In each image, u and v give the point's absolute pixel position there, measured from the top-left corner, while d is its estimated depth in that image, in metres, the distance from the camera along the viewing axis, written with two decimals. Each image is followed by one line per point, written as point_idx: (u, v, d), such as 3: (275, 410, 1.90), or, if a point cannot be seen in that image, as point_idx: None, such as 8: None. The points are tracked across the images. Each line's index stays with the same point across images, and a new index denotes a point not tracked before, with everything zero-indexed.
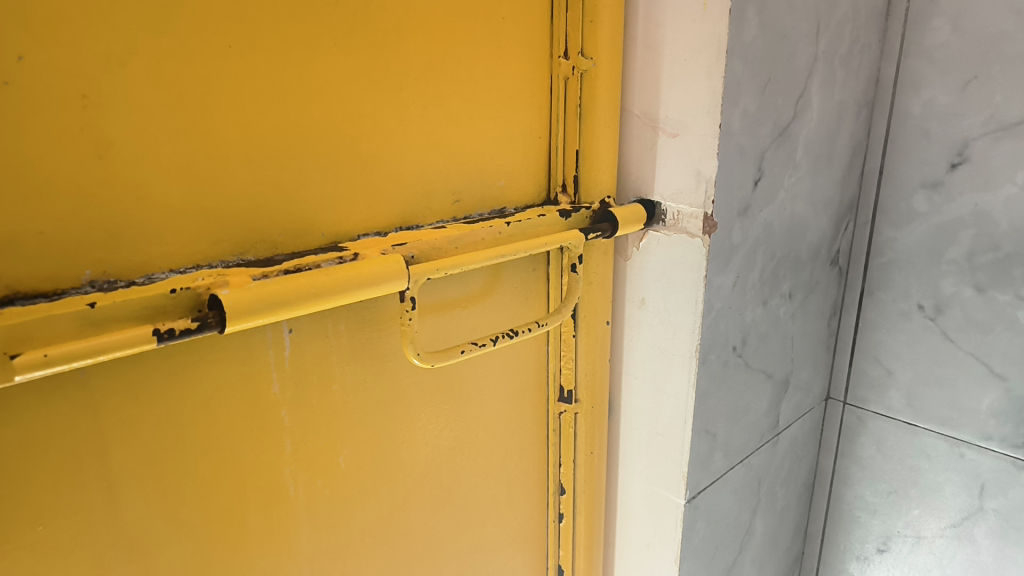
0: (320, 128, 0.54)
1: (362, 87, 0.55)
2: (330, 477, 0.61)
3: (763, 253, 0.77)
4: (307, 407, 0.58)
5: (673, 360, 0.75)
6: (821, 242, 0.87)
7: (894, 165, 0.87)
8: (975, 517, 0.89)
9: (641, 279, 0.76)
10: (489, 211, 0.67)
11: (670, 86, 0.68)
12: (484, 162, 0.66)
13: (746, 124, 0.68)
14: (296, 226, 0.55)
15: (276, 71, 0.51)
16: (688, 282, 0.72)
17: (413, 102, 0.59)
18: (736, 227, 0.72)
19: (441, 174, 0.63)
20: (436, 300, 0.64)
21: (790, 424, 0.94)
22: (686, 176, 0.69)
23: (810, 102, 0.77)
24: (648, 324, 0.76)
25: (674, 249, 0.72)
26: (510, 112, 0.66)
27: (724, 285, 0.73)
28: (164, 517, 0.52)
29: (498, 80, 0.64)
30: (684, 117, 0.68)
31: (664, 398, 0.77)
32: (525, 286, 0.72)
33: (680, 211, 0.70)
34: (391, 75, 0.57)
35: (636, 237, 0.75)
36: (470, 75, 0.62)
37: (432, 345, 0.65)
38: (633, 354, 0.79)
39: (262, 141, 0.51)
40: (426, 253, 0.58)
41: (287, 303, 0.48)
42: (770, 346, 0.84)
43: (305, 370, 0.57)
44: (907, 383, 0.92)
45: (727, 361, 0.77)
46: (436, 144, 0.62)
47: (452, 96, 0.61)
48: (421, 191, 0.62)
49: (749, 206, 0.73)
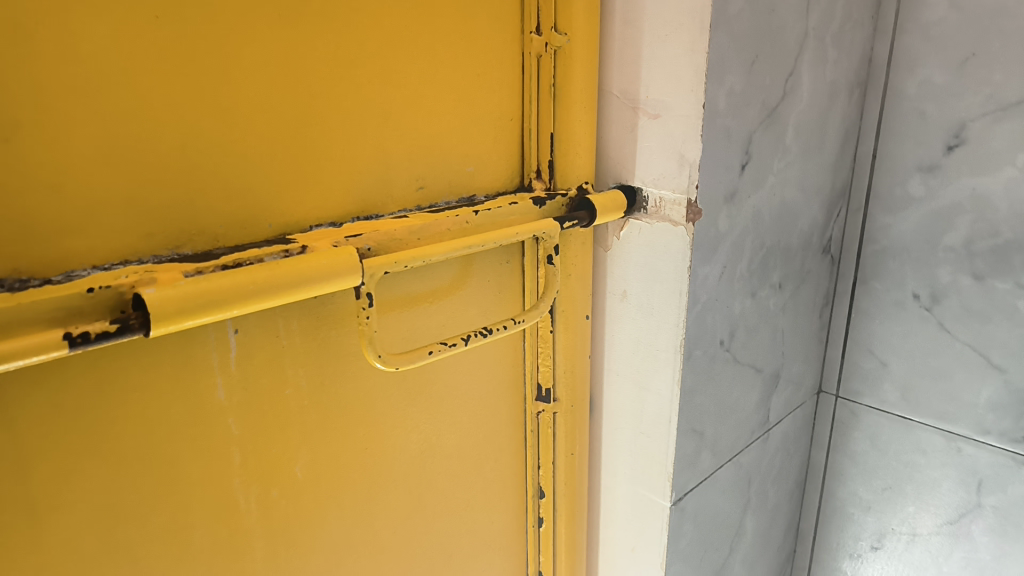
0: (262, 108, 0.49)
1: (310, 64, 0.51)
2: (285, 487, 0.56)
3: (751, 242, 0.73)
4: (257, 414, 0.53)
5: (656, 356, 0.70)
6: (813, 230, 0.83)
7: (887, 149, 0.83)
8: (973, 514, 0.85)
9: (622, 270, 0.71)
10: (457, 200, 0.62)
11: (650, 63, 0.64)
12: (450, 147, 0.61)
13: (732, 103, 0.64)
14: (238, 216, 0.50)
15: (211, 45, 0.46)
16: (671, 273, 0.67)
17: (369, 81, 0.54)
18: (722, 215, 0.67)
19: (402, 160, 0.58)
20: (400, 296, 0.59)
21: (781, 421, 0.90)
22: (669, 160, 0.65)
23: (800, 82, 0.72)
24: (630, 318, 0.72)
25: (656, 238, 0.68)
26: (478, 92, 0.61)
27: (710, 277, 0.68)
28: (95, 537, 0.47)
29: (464, 58, 0.60)
30: (665, 97, 0.63)
31: (648, 397, 0.72)
32: (498, 279, 0.67)
33: (662, 197, 0.66)
34: (343, 51, 0.52)
35: (616, 226, 0.71)
36: (433, 52, 0.57)
37: (395, 345, 0.60)
38: (614, 350, 0.74)
39: (198, 123, 0.46)
40: (384, 245, 0.53)
41: (223, 303, 0.43)
42: (759, 339, 0.80)
43: (254, 373, 0.53)
44: (902, 376, 0.88)
45: (715, 356, 0.73)
46: (396, 127, 0.57)
47: (412, 74, 0.57)
48: (380, 177, 0.57)
49: (735, 191, 0.68)
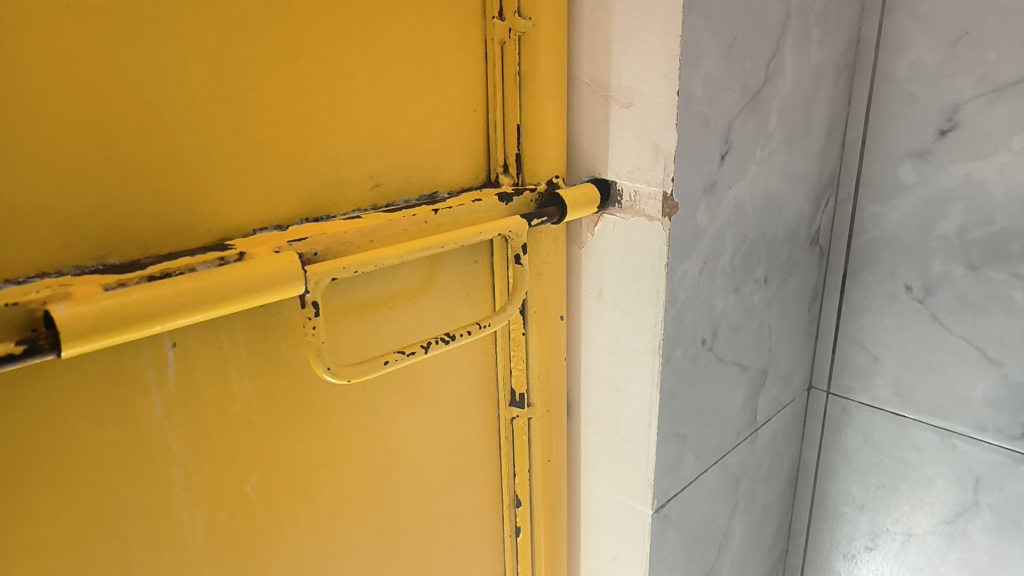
0: (194, 104, 0.46)
1: (245, 54, 0.47)
2: (236, 507, 0.53)
3: (732, 236, 0.69)
4: (200, 432, 0.50)
5: (634, 358, 0.67)
6: (799, 220, 0.79)
7: (877, 135, 0.80)
8: (969, 513, 0.82)
9: (598, 268, 0.68)
10: (418, 197, 0.58)
11: (621, 48, 0.60)
12: (409, 142, 0.57)
13: (709, 90, 0.60)
14: (171, 221, 0.46)
15: (130, 36, 0.42)
16: (648, 271, 0.64)
17: (315, 73, 0.50)
18: (700, 208, 0.64)
19: (355, 156, 0.54)
20: (356, 304, 0.55)
21: (769, 419, 0.87)
22: (643, 151, 0.61)
23: (783, 65, 0.69)
24: (607, 318, 0.68)
25: (632, 234, 0.64)
26: (437, 81, 0.58)
27: (689, 274, 0.65)
28: (22, 569, 0.44)
29: (420, 46, 0.56)
30: (637, 83, 0.59)
31: (627, 400, 0.69)
32: (466, 280, 0.64)
33: (637, 191, 0.62)
34: (283, 41, 0.49)
35: (590, 222, 0.67)
36: (385, 39, 0.54)
37: (353, 354, 0.56)
38: (591, 352, 0.71)
39: (120, 121, 0.43)
40: (332, 249, 0.49)
41: (146, 318, 0.40)
42: (744, 337, 0.76)
43: (197, 389, 0.49)
44: (895, 371, 0.85)
45: (696, 356, 0.69)
46: (347, 121, 0.53)
47: (363, 63, 0.53)
48: (331, 176, 0.53)
49: (715, 183, 0.64)
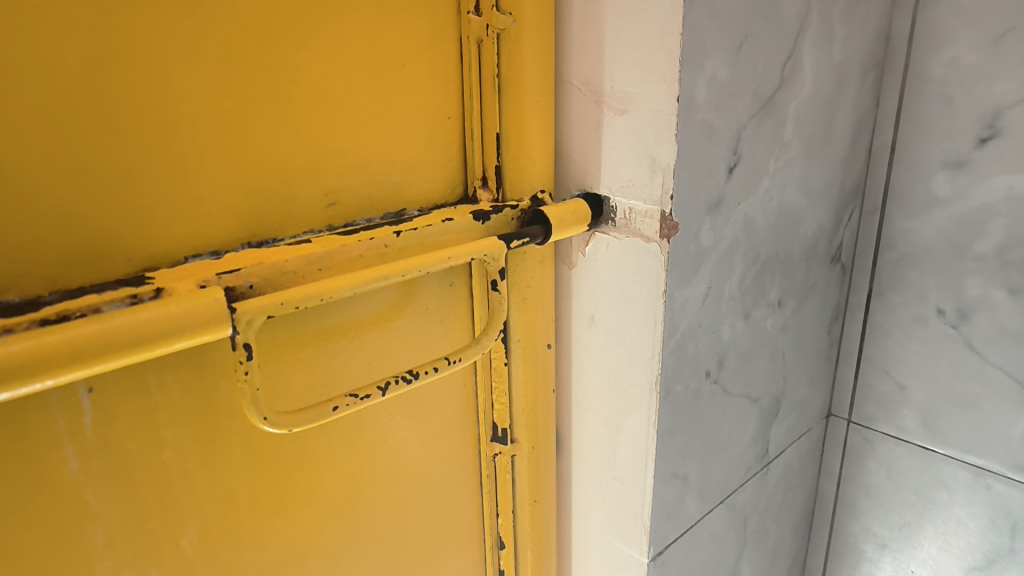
0: (108, 115, 0.39)
1: (169, 57, 0.41)
2: (169, 566, 0.47)
3: (742, 258, 0.62)
4: (124, 486, 0.44)
5: (629, 393, 0.60)
6: (819, 236, 0.72)
7: (907, 142, 0.72)
8: (1004, 562, 0.74)
9: (589, 292, 0.61)
10: (382, 216, 0.52)
11: (615, 48, 0.53)
12: (370, 154, 0.50)
13: (715, 95, 0.53)
14: (83, 251, 0.40)
15: (21, 38, 0.36)
16: (644, 297, 0.57)
17: (255, 78, 0.44)
18: (705, 228, 0.57)
19: (306, 172, 0.48)
20: (307, 340, 0.49)
21: (783, 451, 0.79)
22: (639, 165, 0.54)
23: (802, 65, 0.61)
24: (599, 347, 0.62)
25: (626, 256, 0.57)
26: (404, 86, 0.51)
27: (691, 302, 0.58)
28: None
29: (383, 46, 0.49)
30: (632, 88, 0.52)
31: (621, 438, 0.62)
32: (440, 306, 0.57)
33: (632, 208, 0.55)
34: (216, 41, 0.42)
35: (581, 241, 0.60)
36: (340, 39, 0.47)
37: (306, 394, 0.50)
38: (582, 382, 0.64)
39: (13, 136, 0.37)
40: (272, 281, 0.43)
41: (30, 373, 0.34)
42: (755, 366, 0.69)
43: (119, 439, 0.43)
44: (923, 402, 0.77)
45: (699, 390, 0.62)
46: (295, 132, 0.47)
47: (314, 66, 0.46)
48: (277, 195, 0.47)
49: (721, 199, 0.57)
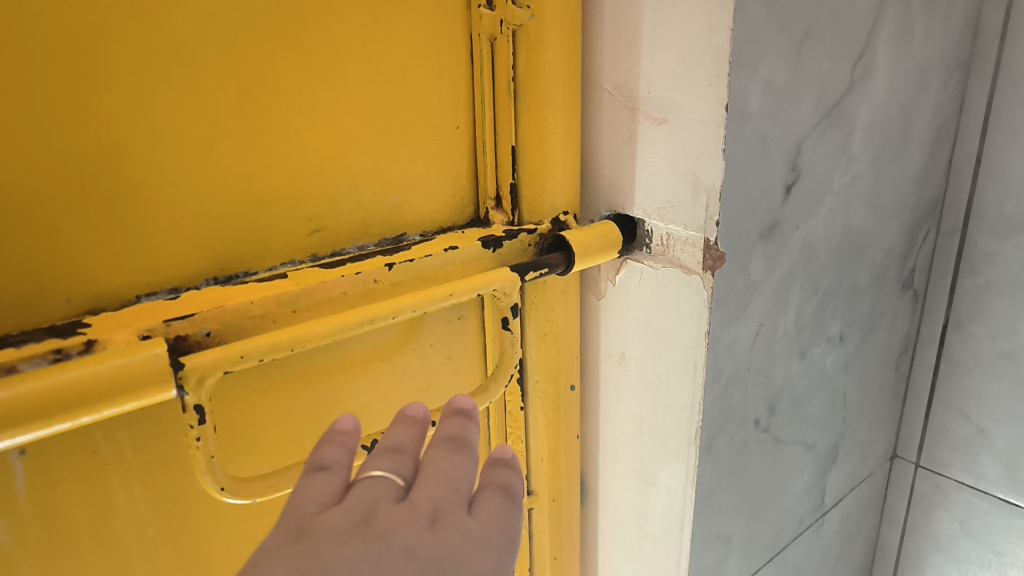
0: (40, 134, 0.33)
1: (110, 62, 0.34)
2: None
3: (799, 289, 0.54)
4: (68, 557, 0.38)
5: (663, 444, 0.52)
6: (888, 261, 0.63)
7: (995, 153, 0.62)
8: None
9: (619, 326, 0.53)
10: (378, 243, 0.45)
11: (652, 46, 0.45)
12: (364, 173, 0.43)
13: (771, 103, 0.45)
14: (11, 294, 0.34)
15: None
16: (683, 338, 0.48)
17: (225, 86, 0.37)
18: (756, 257, 0.48)
19: (287, 196, 0.41)
20: (286, 387, 0.42)
21: (840, 499, 0.70)
22: (678, 184, 0.46)
23: (875, 66, 0.52)
24: (630, 389, 0.54)
25: (663, 289, 0.49)
26: (404, 93, 0.44)
27: (739, 343, 0.50)
28: None
29: (380, 46, 0.42)
30: (673, 94, 0.44)
31: (654, 493, 0.54)
32: (446, 341, 0.50)
33: (669, 234, 0.47)
34: (175, 43, 0.35)
35: (610, 269, 0.52)
36: (326, 39, 0.40)
37: (286, 447, 0.44)
38: (611, 427, 0.56)
39: None
40: (234, 326, 0.36)
41: None
42: (811, 410, 0.60)
43: (61, 506, 0.37)
44: (1007, 449, 0.67)
45: (747, 441, 0.54)
46: (273, 149, 0.39)
47: (293, 70, 0.39)
48: (251, 223, 0.40)
49: (776, 224, 0.49)
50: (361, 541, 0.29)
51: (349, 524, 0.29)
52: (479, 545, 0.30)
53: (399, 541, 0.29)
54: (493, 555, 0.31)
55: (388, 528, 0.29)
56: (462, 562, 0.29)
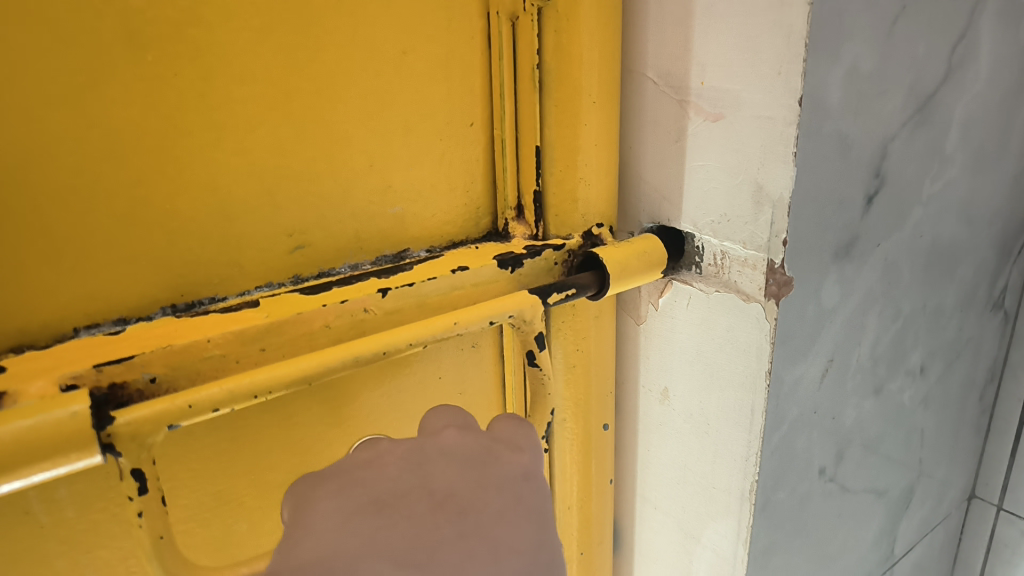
0: None
1: (25, 43, 0.27)
2: None
3: (877, 316, 0.45)
4: None
5: (711, 496, 0.45)
6: (978, 279, 0.54)
7: None
8: None
9: (662, 357, 0.45)
10: (374, 261, 0.38)
11: (707, 25, 0.37)
12: (358, 180, 0.36)
13: (855, 94, 0.36)
14: None
15: None
16: (739, 377, 0.40)
17: (183, 73, 0.30)
18: (829, 281, 0.40)
19: (264, 207, 0.34)
20: (263, 434, 0.36)
21: (911, 549, 0.61)
22: (737, 193, 0.38)
23: (977, 50, 0.43)
24: (673, 429, 0.46)
25: (714, 318, 0.41)
26: (406, 81, 0.36)
27: (805, 382, 0.41)
28: None
29: (376, 26, 0.35)
30: (733, 83, 0.36)
31: (699, 550, 0.47)
32: (459, 374, 0.43)
33: (724, 253, 0.39)
34: (117, 19, 0.28)
35: (653, 290, 0.44)
36: (309, 16, 0.32)
37: (264, 502, 0.37)
38: (650, 470, 0.49)
39: None
40: (186, 371, 0.30)
41: None
42: (884, 453, 0.52)
43: None
44: None
45: (810, 494, 0.46)
46: (244, 150, 0.32)
47: (266, 55, 0.32)
48: (218, 241, 0.33)
49: (854, 241, 0.41)
50: (400, 462, 0.33)
51: (379, 452, 0.32)
52: (508, 444, 0.36)
53: (434, 454, 0.34)
54: (525, 449, 0.36)
55: (420, 450, 0.33)
56: (498, 458, 0.35)
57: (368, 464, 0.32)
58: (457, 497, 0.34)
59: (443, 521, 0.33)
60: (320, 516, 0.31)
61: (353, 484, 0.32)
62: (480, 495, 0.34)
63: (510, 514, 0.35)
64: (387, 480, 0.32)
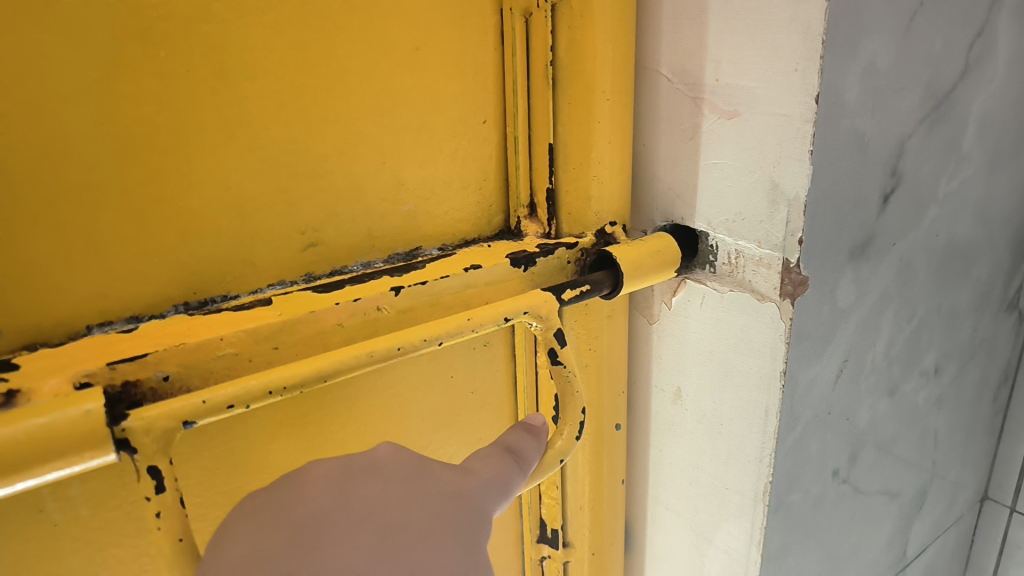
0: None
1: (38, 38, 0.26)
2: None
3: (892, 316, 0.45)
4: None
5: (724, 497, 0.44)
6: (994, 279, 0.53)
7: None
8: None
9: (675, 357, 0.45)
10: (387, 259, 0.38)
11: (723, 21, 0.36)
12: (370, 177, 0.36)
13: (872, 91, 0.36)
14: None
15: None
16: (753, 377, 0.40)
17: (196, 69, 0.30)
18: (844, 281, 0.40)
19: (277, 205, 0.34)
20: (275, 433, 0.36)
21: (923, 551, 0.61)
22: (751, 191, 0.37)
23: (995, 48, 0.43)
24: (686, 430, 0.46)
25: (728, 317, 0.41)
26: (419, 78, 0.36)
27: (820, 383, 0.41)
28: None
29: (389, 23, 0.34)
30: (748, 80, 0.36)
31: (712, 552, 0.46)
32: (471, 373, 0.43)
33: (739, 252, 0.39)
34: (131, 15, 0.28)
35: (666, 289, 0.44)
36: (322, 13, 0.32)
37: None
38: (662, 470, 0.49)
39: None
40: (199, 369, 0.29)
41: None
42: (898, 454, 0.51)
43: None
44: None
45: (823, 496, 0.45)
46: (257, 147, 0.32)
47: (279, 51, 0.32)
48: (230, 239, 0.33)
49: (870, 240, 0.40)
50: (320, 479, 0.25)
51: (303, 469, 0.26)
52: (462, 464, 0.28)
53: (365, 471, 0.26)
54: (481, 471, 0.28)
55: (344, 467, 0.26)
56: (438, 474, 0.26)
57: (283, 483, 0.25)
58: (376, 520, 0.24)
59: (358, 542, 0.23)
60: (232, 543, 0.23)
61: (267, 505, 0.24)
62: (407, 519, 0.24)
63: (444, 534, 0.24)
64: (305, 500, 0.24)
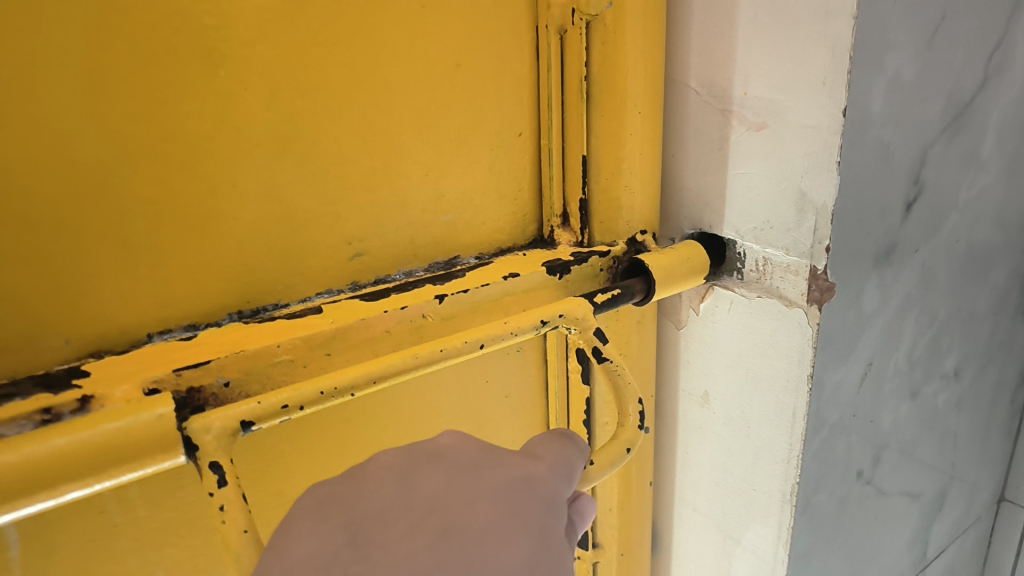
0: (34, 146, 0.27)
1: (110, 62, 0.28)
2: None
3: (914, 320, 0.46)
4: None
5: (751, 498, 0.45)
6: (1011, 283, 0.54)
7: None
8: None
9: (703, 361, 0.46)
10: (427, 267, 0.40)
11: (752, 36, 0.38)
12: (412, 189, 0.37)
13: (897, 103, 0.37)
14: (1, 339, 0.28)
15: None
16: (781, 380, 0.41)
17: (252, 89, 0.31)
18: (869, 286, 0.41)
19: (325, 217, 0.35)
20: (322, 436, 0.37)
21: (943, 551, 0.62)
22: (780, 200, 0.39)
23: (1013, 59, 0.44)
24: (714, 432, 0.47)
25: (755, 321, 0.42)
26: (458, 93, 0.37)
27: (845, 386, 0.42)
28: None
29: (431, 41, 0.36)
30: (777, 93, 0.37)
31: (739, 551, 0.47)
32: (505, 377, 0.44)
33: (767, 259, 0.40)
34: (193, 38, 0.29)
35: (694, 295, 0.45)
36: (371, 33, 0.34)
37: None
38: (689, 471, 0.50)
39: None
40: (257, 375, 0.31)
41: None
42: (919, 455, 0.52)
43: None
44: None
45: (848, 497, 0.46)
46: (308, 161, 0.34)
47: (330, 70, 0.33)
48: (282, 249, 0.34)
49: (894, 246, 0.41)
50: (382, 474, 0.26)
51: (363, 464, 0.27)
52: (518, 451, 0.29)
53: (424, 464, 0.27)
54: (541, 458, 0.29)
55: (404, 461, 0.27)
56: (497, 464, 0.28)
57: (346, 478, 0.26)
58: (439, 514, 0.25)
59: (419, 543, 0.24)
60: (300, 542, 0.24)
61: (335, 503, 0.25)
62: (470, 514, 0.25)
63: (507, 527, 0.25)
64: (370, 498, 0.25)
